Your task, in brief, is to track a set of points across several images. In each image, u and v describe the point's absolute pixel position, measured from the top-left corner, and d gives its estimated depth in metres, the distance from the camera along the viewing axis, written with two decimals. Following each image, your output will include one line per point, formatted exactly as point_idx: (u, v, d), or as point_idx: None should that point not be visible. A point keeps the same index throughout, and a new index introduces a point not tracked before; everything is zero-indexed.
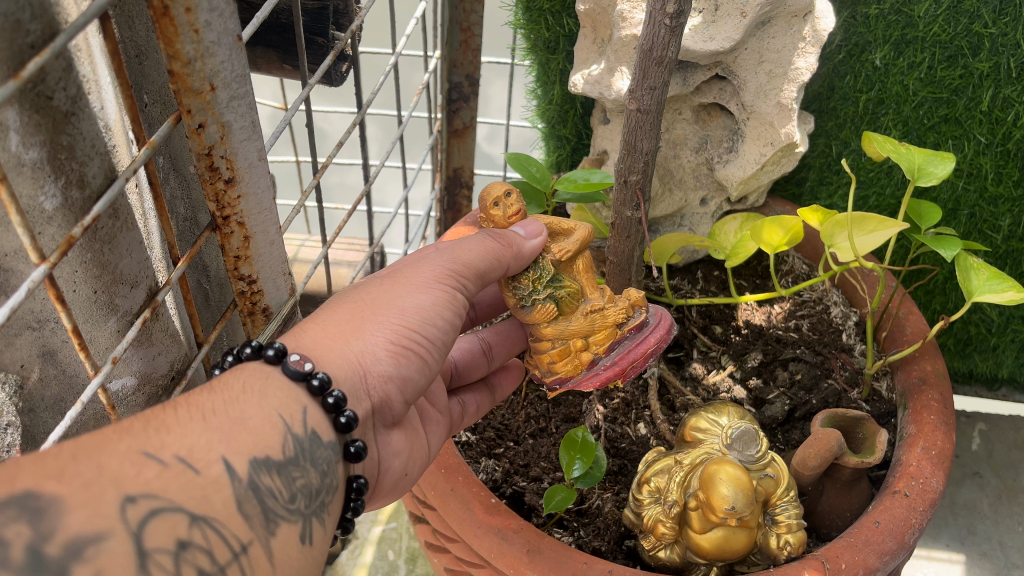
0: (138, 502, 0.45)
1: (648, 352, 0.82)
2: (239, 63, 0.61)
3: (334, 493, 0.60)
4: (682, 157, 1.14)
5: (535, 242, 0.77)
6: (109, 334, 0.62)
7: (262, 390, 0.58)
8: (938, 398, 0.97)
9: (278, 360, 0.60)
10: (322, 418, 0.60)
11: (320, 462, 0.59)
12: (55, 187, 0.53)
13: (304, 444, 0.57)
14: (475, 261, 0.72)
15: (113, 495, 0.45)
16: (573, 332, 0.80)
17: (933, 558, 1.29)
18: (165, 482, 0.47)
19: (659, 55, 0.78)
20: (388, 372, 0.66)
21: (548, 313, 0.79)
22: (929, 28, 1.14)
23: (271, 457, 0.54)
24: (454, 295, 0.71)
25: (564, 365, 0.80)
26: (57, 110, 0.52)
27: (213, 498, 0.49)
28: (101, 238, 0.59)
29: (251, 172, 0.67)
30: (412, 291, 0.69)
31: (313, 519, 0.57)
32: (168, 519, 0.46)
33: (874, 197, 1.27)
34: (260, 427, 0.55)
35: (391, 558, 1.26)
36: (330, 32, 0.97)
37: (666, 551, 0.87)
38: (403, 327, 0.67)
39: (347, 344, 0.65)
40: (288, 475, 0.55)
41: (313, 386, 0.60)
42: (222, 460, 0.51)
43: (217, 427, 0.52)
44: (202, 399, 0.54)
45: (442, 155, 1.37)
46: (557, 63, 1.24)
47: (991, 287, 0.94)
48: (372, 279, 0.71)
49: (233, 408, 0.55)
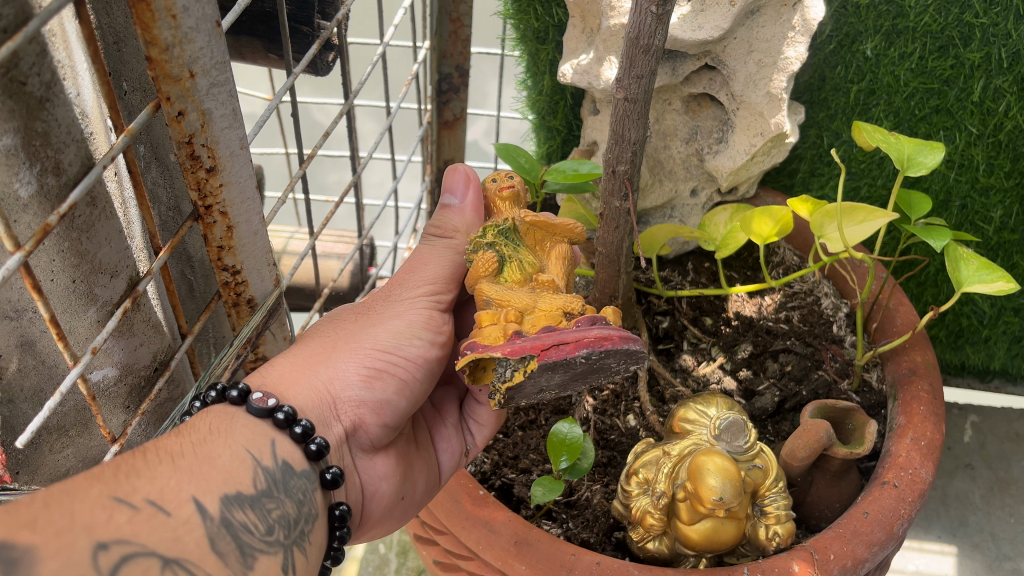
0: (110, 549, 0.46)
1: (582, 339, 0.63)
2: (219, 49, 0.60)
3: (313, 521, 0.63)
4: (671, 149, 1.14)
5: (467, 196, 0.79)
6: (89, 324, 0.62)
7: (228, 429, 0.61)
8: (928, 389, 0.97)
9: (241, 400, 0.63)
10: (293, 449, 0.64)
11: (294, 491, 0.61)
12: (30, 174, 0.52)
13: (276, 475, 0.60)
14: (439, 271, 0.77)
15: (86, 542, 0.46)
16: (508, 299, 0.70)
17: (924, 549, 1.29)
18: (137, 526, 0.48)
19: (645, 43, 0.77)
20: (360, 397, 0.71)
21: (484, 262, 0.73)
22: (920, 18, 1.14)
23: (241, 492, 0.56)
24: (427, 317, 0.76)
25: (486, 331, 0.66)
26: (31, 96, 0.51)
27: (186, 538, 0.50)
28: (79, 226, 0.58)
29: (233, 161, 0.66)
30: (385, 319, 0.75)
31: (293, 549, 0.59)
32: (141, 563, 0.47)
33: (865, 187, 1.27)
34: (229, 465, 0.57)
35: (382, 551, 1.26)
36: (316, 21, 0.96)
37: (655, 542, 0.86)
38: (376, 351, 0.72)
39: (316, 372, 0.70)
40: (262, 507, 0.57)
41: (278, 419, 0.63)
42: (193, 500, 0.53)
43: (187, 468, 0.54)
44: (170, 443, 0.56)
45: (432, 147, 1.36)
46: (547, 52, 1.23)
47: (981, 277, 0.93)
48: (347, 314, 0.77)
49: (201, 449, 0.57)
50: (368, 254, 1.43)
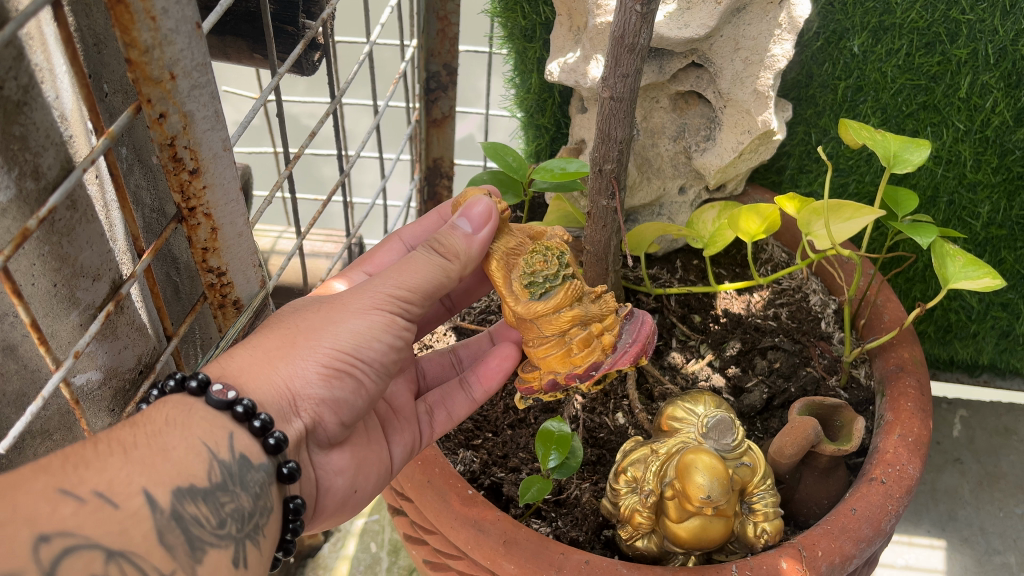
0: (52, 541, 0.47)
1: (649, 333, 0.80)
2: (199, 50, 0.59)
3: (268, 514, 0.63)
4: (659, 147, 1.14)
5: (482, 230, 0.74)
6: (71, 327, 0.61)
7: (185, 421, 0.60)
8: (916, 385, 0.97)
9: (201, 391, 0.63)
10: (250, 443, 0.63)
11: (251, 485, 0.61)
12: (9, 178, 0.52)
13: (232, 469, 0.60)
14: (421, 283, 0.73)
15: (27, 535, 0.47)
16: (590, 318, 0.77)
17: (914, 543, 1.30)
18: (83, 518, 0.49)
19: (630, 42, 0.77)
20: (319, 395, 0.69)
21: (571, 291, 0.76)
22: (907, 14, 1.14)
23: (194, 485, 0.56)
24: (390, 318, 0.72)
25: (586, 353, 0.76)
26: (8, 100, 0.51)
27: (133, 531, 0.51)
28: (59, 230, 0.58)
29: (216, 163, 0.66)
30: (349, 317, 0.71)
31: (246, 542, 0.59)
32: (83, 557, 0.48)
33: (854, 183, 1.27)
34: (183, 457, 0.57)
35: (373, 550, 1.26)
36: (300, 20, 0.96)
37: (644, 540, 0.86)
38: (337, 352, 0.70)
39: (275, 370, 0.68)
40: (215, 500, 0.58)
41: (238, 412, 0.63)
42: (143, 492, 0.53)
43: (138, 460, 0.54)
44: (123, 434, 0.55)
45: (421, 145, 1.36)
46: (534, 50, 1.23)
47: (968, 273, 0.94)
48: (312, 304, 0.74)
49: (156, 441, 0.57)
50: (356, 252, 1.43)
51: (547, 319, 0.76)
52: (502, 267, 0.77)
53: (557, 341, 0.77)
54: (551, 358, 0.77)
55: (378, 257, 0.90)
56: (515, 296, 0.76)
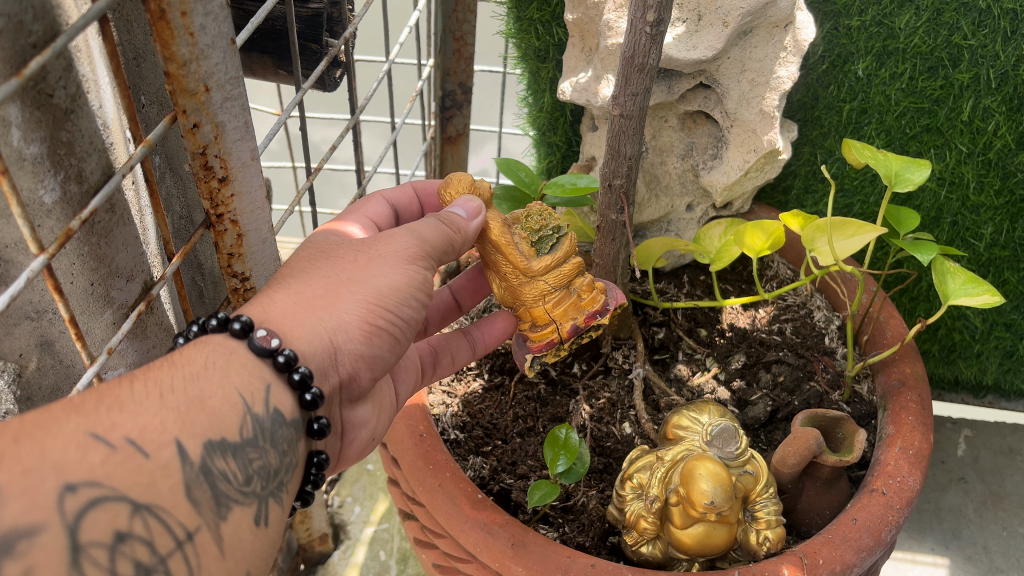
0: (78, 491, 0.46)
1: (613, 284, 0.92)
2: (233, 64, 0.62)
3: (292, 471, 0.62)
4: (668, 164, 1.17)
5: (477, 222, 0.78)
6: (105, 325, 0.65)
7: (225, 367, 0.59)
8: (917, 399, 0.99)
9: (244, 335, 0.61)
10: (286, 397, 0.62)
11: (280, 441, 0.61)
12: (55, 181, 0.56)
13: (264, 424, 0.59)
14: (435, 241, 0.73)
15: (53, 483, 0.45)
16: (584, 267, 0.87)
17: (918, 561, 1.31)
18: (111, 468, 0.47)
19: (640, 62, 0.80)
20: (359, 350, 0.69)
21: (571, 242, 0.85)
22: (909, 39, 1.18)
23: (226, 439, 0.55)
24: (423, 278, 0.72)
25: (594, 294, 0.86)
26: (57, 108, 0.55)
27: (161, 484, 0.50)
28: (98, 232, 0.62)
29: (244, 172, 0.68)
30: (386, 269, 0.70)
31: (269, 499, 0.59)
32: (109, 508, 0.46)
33: (858, 205, 1.31)
34: (218, 407, 0.56)
35: (383, 558, 1.27)
36: (324, 38, 1.01)
37: (648, 546, 0.88)
38: (378, 307, 0.69)
39: (319, 318, 0.67)
40: (245, 456, 0.57)
41: (279, 362, 0.61)
42: (175, 443, 0.51)
43: (174, 406, 0.53)
44: (161, 374, 0.54)
45: (436, 162, 1.39)
46: (547, 71, 1.27)
47: (967, 291, 0.96)
48: (343, 251, 0.72)
49: (194, 386, 0.56)
50: None
51: (559, 268, 0.84)
52: (504, 234, 0.81)
53: (565, 293, 0.84)
54: (564, 307, 0.84)
55: (370, 208, 0.87)
56: (524, 254, 0.82)
